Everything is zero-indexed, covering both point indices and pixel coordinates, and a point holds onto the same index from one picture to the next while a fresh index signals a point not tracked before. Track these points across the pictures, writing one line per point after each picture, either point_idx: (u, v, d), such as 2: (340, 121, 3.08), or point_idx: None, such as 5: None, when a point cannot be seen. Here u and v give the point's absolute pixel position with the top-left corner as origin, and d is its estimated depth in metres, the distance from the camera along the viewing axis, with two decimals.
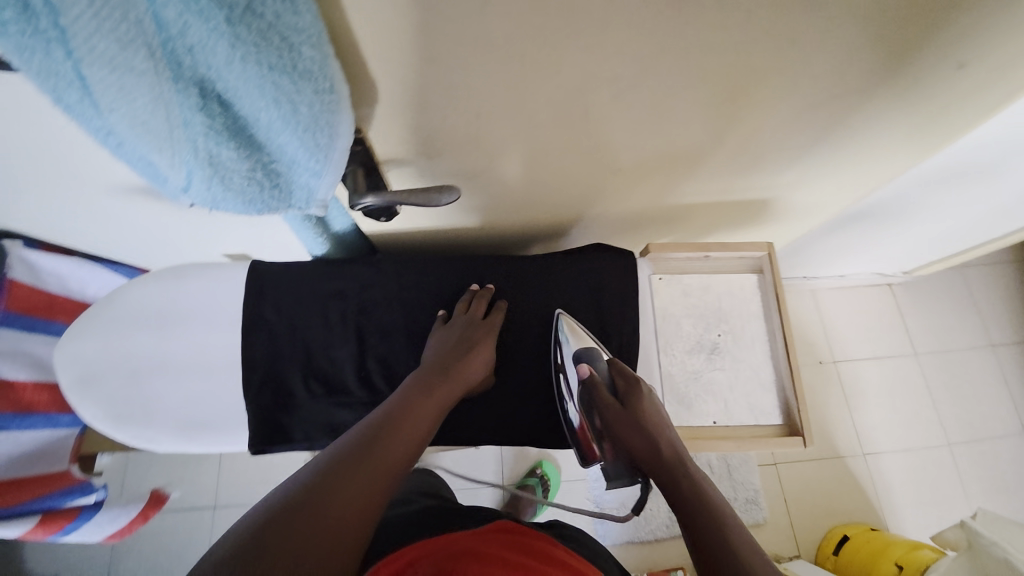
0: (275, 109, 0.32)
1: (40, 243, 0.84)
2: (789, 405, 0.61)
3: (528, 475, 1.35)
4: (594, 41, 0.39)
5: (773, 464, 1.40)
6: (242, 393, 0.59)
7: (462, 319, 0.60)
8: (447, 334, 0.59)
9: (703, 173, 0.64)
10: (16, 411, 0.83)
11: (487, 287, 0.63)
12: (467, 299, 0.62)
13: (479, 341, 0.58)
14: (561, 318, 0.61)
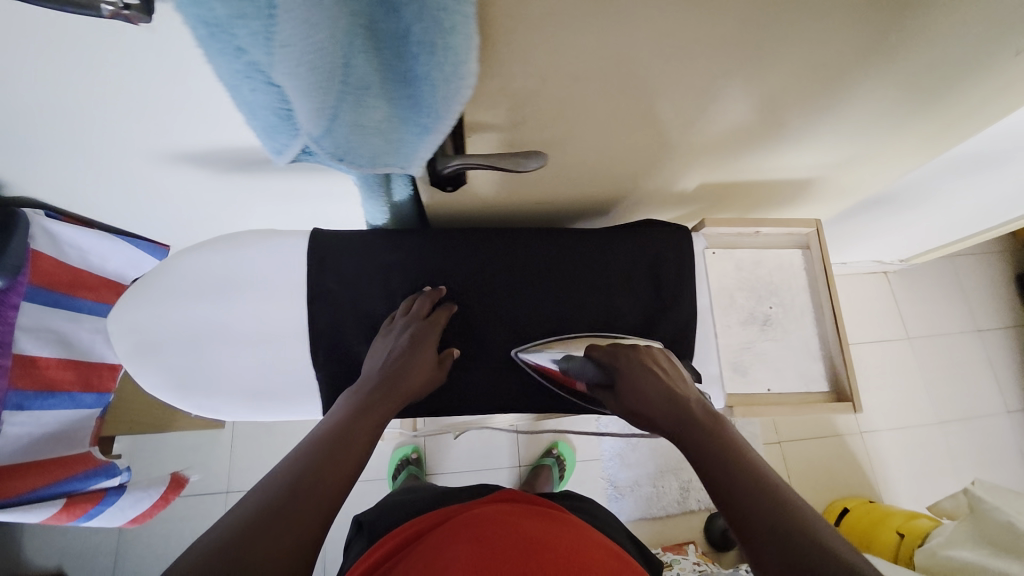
0: (420, 54, 0.31)
1: (61, 214, 0.82)
2: (837, 373, 0.64)
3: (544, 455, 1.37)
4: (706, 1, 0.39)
5: (778, 443, 1.45)
6: (310, 362, 0.60)
7: (404, 325, 0.58)
8: (390, 344, 0.57)
9: (756, 150, 0.65)
10: (40, 389, 0.79)
11: (435, 289, 0.61)
12: (406, 302, 0.61)
13: (418, 344, 0.57)
14: (521, 356, 0.62)
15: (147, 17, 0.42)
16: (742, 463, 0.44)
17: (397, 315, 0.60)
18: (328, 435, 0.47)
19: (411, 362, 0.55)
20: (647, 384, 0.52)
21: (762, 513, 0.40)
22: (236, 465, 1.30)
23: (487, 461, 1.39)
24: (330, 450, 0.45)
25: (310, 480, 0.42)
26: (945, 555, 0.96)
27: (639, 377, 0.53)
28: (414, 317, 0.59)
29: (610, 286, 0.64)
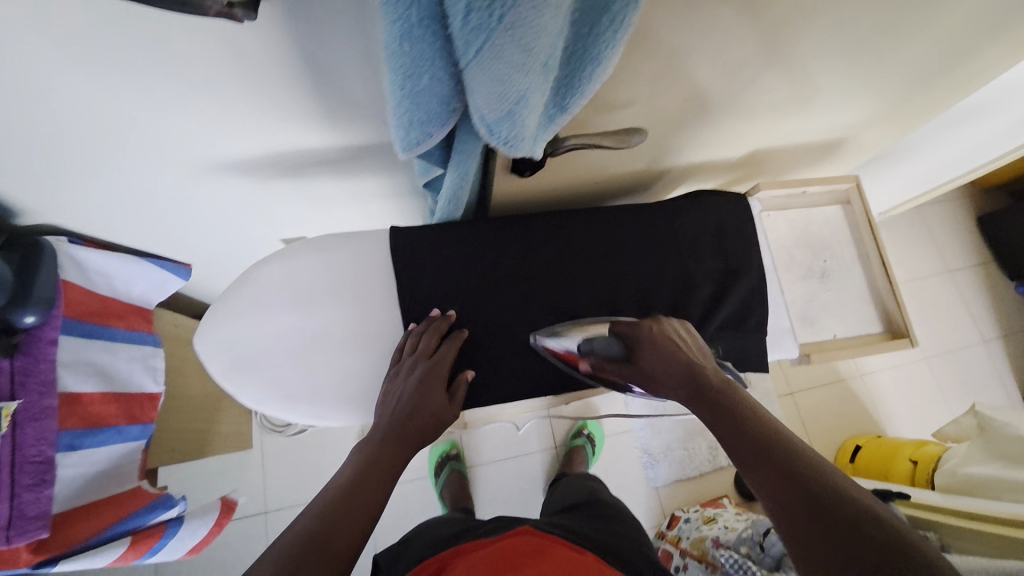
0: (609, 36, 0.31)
1: (82, 239, 0.78)
2: (890, 315, 0.70)
3: (575, 436, 1.38)
4: None
5: (790, 394, 1.55)
6: None
7: (411, 365, 0.57)
8: (400, 386, 0.56)
9: (803, 119, 0.69)
10: (88, 426, 0.73)
11: (444, 318, 0.60)
12: (412, 335, 0.59)
13: (425, 380, 0.56)
14: (540, 340, 0.62)
15: (248, 13, 0.41)
16: (750, 421, 0.44)
17: (404, 351, 0.58)
18: (344, 485, 0.47)
19: (421, 404, 0.55)
20: (663, 354, 0.53)
21: (771, 470, 0.40)
22: (272, 483, 1.27)
23: (523, 445, 1.41)
24: (341, 504, 0.45)
25: (322, 539, 0.42)
26: (964, 473, 1.08)
27: (653, 351, 0.54)
28: (420, 355, 0.57)
29: (683, 254, 0.66)
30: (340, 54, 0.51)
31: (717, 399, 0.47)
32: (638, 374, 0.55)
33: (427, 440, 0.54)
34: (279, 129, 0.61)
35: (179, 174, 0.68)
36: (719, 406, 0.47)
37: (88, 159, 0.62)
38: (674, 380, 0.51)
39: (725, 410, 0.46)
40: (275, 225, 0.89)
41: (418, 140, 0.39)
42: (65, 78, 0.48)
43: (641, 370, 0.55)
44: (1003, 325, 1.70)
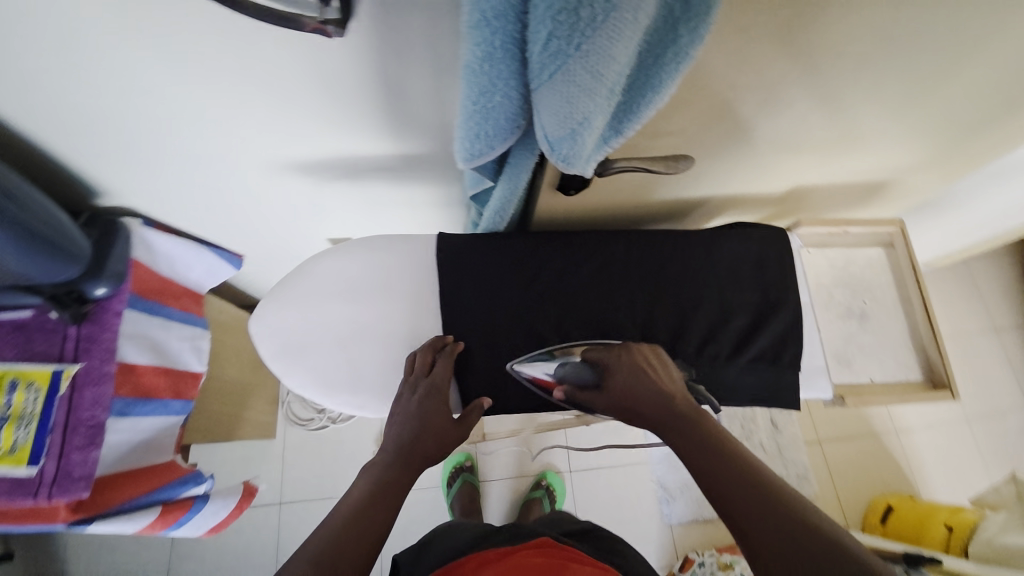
0: (672, 66, 0.33)
1: (154, 222, 0.84)
2: (931, 364, 0.68)
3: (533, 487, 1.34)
4: (865, 27, 0.44)
5: (818, 443, 1.48)
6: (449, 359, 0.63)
7: (412, 385, 0.58)
8: (403, 403, 0.57)
9: (848, 161, 0.70)
10: (138, 396, 0.78)
11: (442, 339, 0.62)
12: (409, 360, 0.61)
13: (426, 397, 0.57)
14: (516, 369, 0.63)
15: (340, 29, 0.45)
16: (718, 453, 0.43)
17: (404, 376, 0.61)
18: (353, 503, 0.47)
19: (422, 420, 0.55)
20: (629, 384, 0.52)
21: (742, 508, 0.39)
22: (289, 475, 1.30)
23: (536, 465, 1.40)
24: (352, 522, 0.45)
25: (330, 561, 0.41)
26: (1001, 543, 1.02)
27: (618, 383, 0.53)
28: (418, 374, 0.59)
29: (720, 283, 0.67)
30: (411, 69, 0.55)
31: (685, 430, 0.47)
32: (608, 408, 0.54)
33: (432, 460, 0.54)
34: (344, 135, 0.66)
35: (246, 170, 0.73)
36: (687, 437, 0.46)
37: (172, 150, 0.68)
38: (641, 410, 0.50)
39: (694, 441, 0.45)
40: (324, 224, 0.94)
41: (480, 151, 0.42)
42: (168, 76, 0.54)
43: (609, 403, 0.53)
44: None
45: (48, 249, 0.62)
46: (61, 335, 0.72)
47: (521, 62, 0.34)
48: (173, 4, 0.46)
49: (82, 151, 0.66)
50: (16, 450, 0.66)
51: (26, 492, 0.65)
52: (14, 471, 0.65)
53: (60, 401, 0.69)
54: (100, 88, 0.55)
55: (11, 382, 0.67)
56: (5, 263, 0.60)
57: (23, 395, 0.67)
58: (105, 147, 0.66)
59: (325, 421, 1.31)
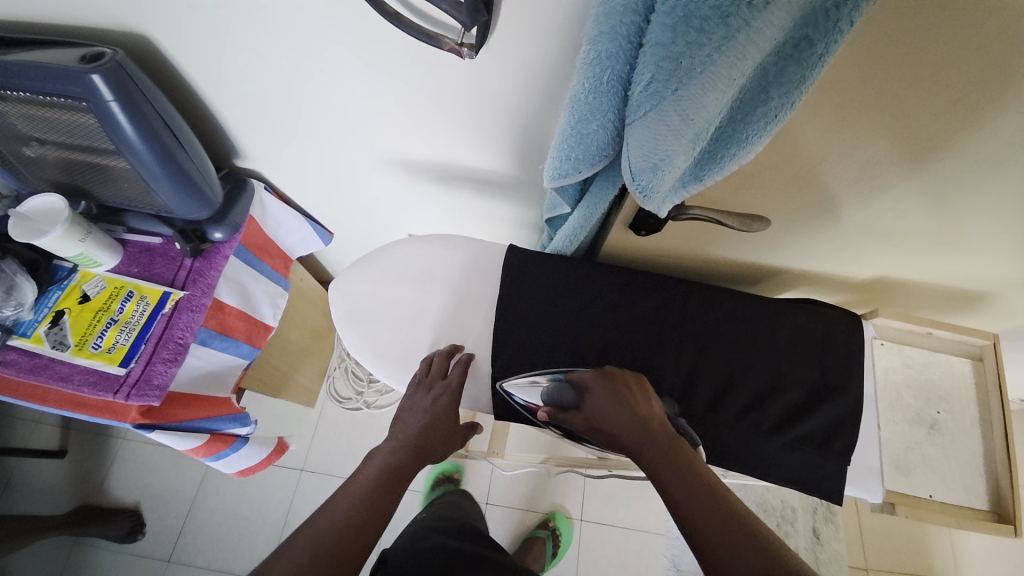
0: (761, 125, 0.35)
1: (272, 188, 0.97)
2: (1000, 495, 0.61)
3: (540, 525, 1.32)
4: (973, 128, 0.43)
5: (864, 569, 1.21)
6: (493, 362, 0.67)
7: (428, 385, 0.63)
8: (418, 403, 0.62)
9: (944, 260, 0.66)
10: (220, 330, 0.88)
11: (461, 351, 0.66)
12: (427, 361, 0.66)
13: (441, 400, 0.62)
14: (507, 387, 0.64)
15: (473, 53, 0.52)
16: (698, 493, 0.43)
17: (420, 374, 0.65)
18: (362, 487, 0.52)
19: (434, 422, 0.60)
20: (606, 411, 0.52)
21: (719, 550, 0.39)
22: (317, 444, 1.37)
23: (546, 504, 1.37)
24: (363, 508, 0.50)
25: (331, 545, 0.46)
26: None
27: (596, 408, 0.53)
28: (434, 377, 0.64)
29: (776, 352, 0.65)
30: (516, 96, 0.61)
31: (662, 459, 0.47)
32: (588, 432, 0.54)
33: (436, 453, 0.61)
34: (446, 142, 0.74)
35: (357, 157, 0.83)
36: (667, 471, 0.46)
37: (302, 128, 0.79)
38: (619, 439, 0.51)
39: (674, 476, 0.45)
40: (408, 219, 1.02)
41: (567, 171, 0.46)
42: (317, 68, 0.65)
43: (590, 428, 0.54)
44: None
45: (188, 185, 0.74)
46: (178, 264, 0.83)
47: (622, 101, 0.38)
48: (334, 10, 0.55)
49: (239, 117, 0.79)
50: (114, 350, 0.75)
51: (107, 389, 0.72)
52: (105, 367, 0.73)
53: (162, 317, 0.78)
54: (268, 70, 0.67)
55: (129, 292, 0.79)
56: (158, 190, 0.73)
57: (134, 306, 0.79)
58: (257, 117, 0.78)
59: (360, 404, 1.38)
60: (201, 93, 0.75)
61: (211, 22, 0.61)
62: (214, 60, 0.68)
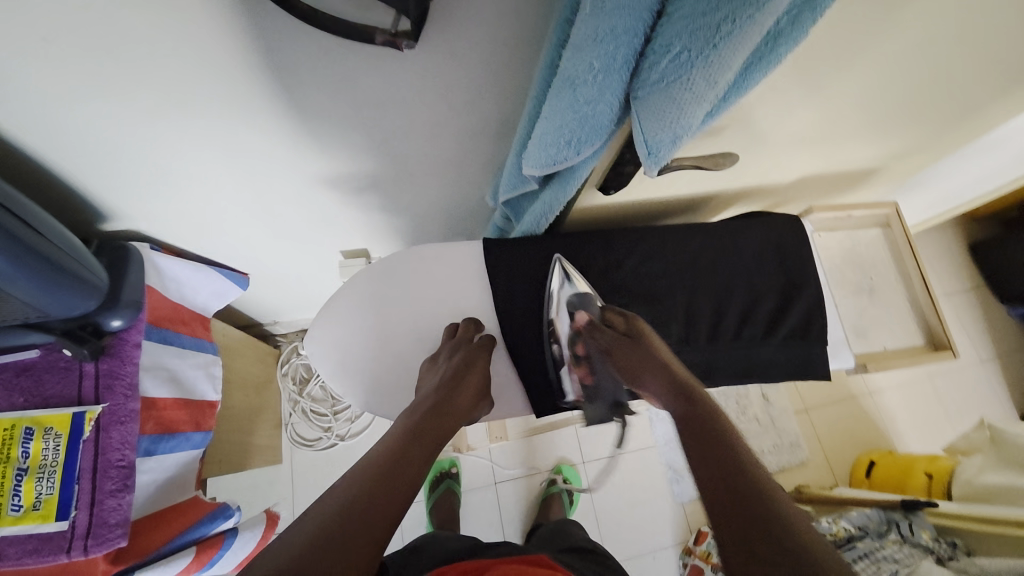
0: (763, 70, 0.35)
1: (160, 247, 0.80)
2: (932, 330, 0.81)
3: (551, 482, 1.36)
4: (899, 47, 0.48)
5: (805, 410, 1.44)
6: (507, 362, 0.70)
7: (451, 349, 0.64)
8: (442, 367, 0.63)
9: (856, 157, 0.74)
10: (162, 431, 0.73)
11: (474, 322, 0.67)
12: (451, 328, 0.67)
13: (464, 361, 0.63)
14: (558, 262, 0.66)
15: (410, 41, 0.45)
16: (728, 446, 0.45)
17: (445, 340, 0.66)
18: (391, 444, 0.51)
19: (464, 377, 0.61)
20: (651, 349, 0.60)
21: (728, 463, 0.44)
22: (302, 497, 1.26)
23: (547, 461, 1.42)
24: (388, 468, 0.48)
25: (367, 498, 0.44)
26: (981, 482, 1.01)
27: (643, 342, 0.61)
28: (461, 340, 0.65)
29: (748, 270, 0.71)
30: (456, 85, 0.55)
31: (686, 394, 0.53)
32: (620, 356, 0.61)
33: (464, 413, 0.59)
34: (375, 147, 0.65)
35: (267, 187, 0.71)
36: (698, 421, 0.49)
37: (189, 169, 0.65)
38: (652, 373, 0.57)
39: (705, 426, 0.48)
40: (337, 237, 0.91)
41: (564, 157, 0.43)
42: (198, 94, 0.52)
43: (626, 355, 0.61)
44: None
45: (61, 278, 0.57)
46: (77, 373, 0.66)
47: (630, 74, 0.35)
48: (207, 14, 0.43)
49: (101, 173, 0.62)
50: (42, 504, 0.60)
51: (57, 549, 0.59)
52: (42, 528, 0.60)
53: (86, 445, 0.63)
54: (135, 108, 0.53)
55: (26, 430, 0.62)
56: (19, 298, 0.56)
57: (42, 443, 0.62)
58: (127, 170, 0.62)
59: (333, 439, 1.28)
60: (39, 155, 0.57)
61: (38, 62, 0.45)
62: (42, 110, 0.51)
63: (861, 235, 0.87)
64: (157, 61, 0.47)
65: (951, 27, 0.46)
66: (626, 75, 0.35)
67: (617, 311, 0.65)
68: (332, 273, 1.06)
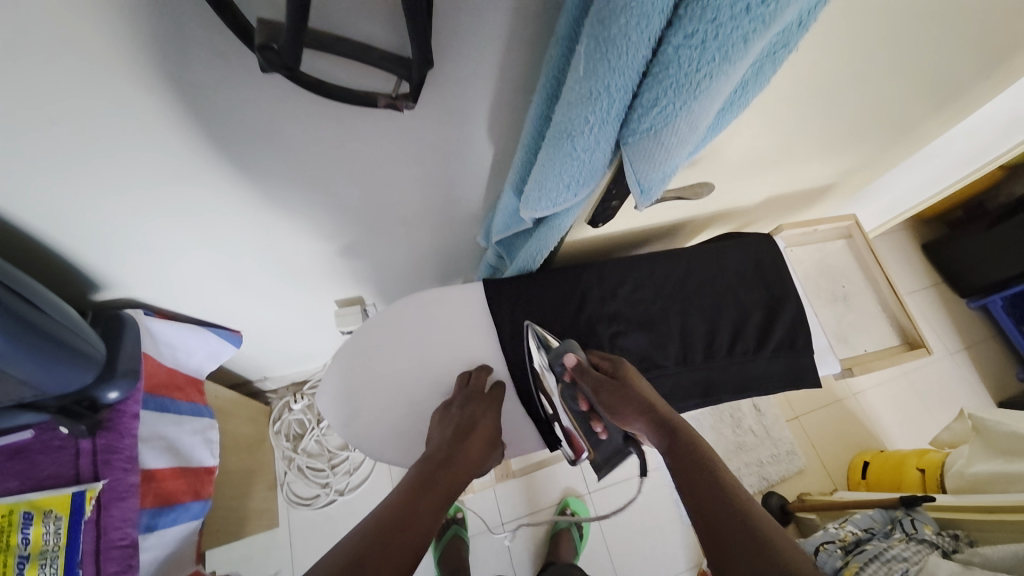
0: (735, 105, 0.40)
1: (154, 311, 0.81)
2: (905, 328, 0.87)
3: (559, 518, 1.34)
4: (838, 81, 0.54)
5: (796, 418, 1.48)
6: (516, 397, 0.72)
7: (464, 398, 0.66)
8: (455, 415, 0.64)
9: (813, 177, 0.82)
10: (162, 504, 0.70)
11: (483, 367, 0.70)
12: (464, 376, 0.69)
13: (476, 410, 0.64)
14: (532, 326, 0.68)
15: (411, 102, 0.45)
16: (717, 492, 0.46)
17: (458, 388, 0.68)
18: (403, 495, 0.52)
19: (474, 426, 0.62)
20: (633, 390, 0.57)
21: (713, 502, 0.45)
22: (302, 562, 1.19)
23: (552, 495, 1.40)
24: (401, 518, 0.48)
25: (382, 547, 0.45)
26: (972, 472, 1.05)
27: (626, 384, 0.58)
28: (474, 389, 0.67)
29: (732, 288, 0.76)
30: (450, 140, 0.59)
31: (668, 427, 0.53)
32: (605, 401, 0.59)
33: (473, 466, 0.60)
34: (371, 200, 0.68)
35: (263, 244, 0.73)
36: (685, 468, 0.49)
37: (188, 237, 0.66)
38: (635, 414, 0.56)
39: (692, 473, 0.48)
40: (332, 287, 0.92)
41: (563, 200, 0.48)
42: (203, 163, 0.54)
43: (610, 401, 0.58)
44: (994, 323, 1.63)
45: (61, 353, 0.56)
46: (73, 452, 0.64)
47: (620, 124, 0.40)
48: (217, 93, 0.46)
49: (100, 246, 0.63)
50: None
51: None
52: None
53: (88, 526, 0.61)
54: (140, 183, 0.54)
55: (23, 515, 0.58)
56: (17, 376, 0.54)
57: (41, 528, 0.58)
58: (124, 239, 0.62)
59: (332, 495, 1.24)
60: (34, 229, 0.57)
61: (45, 147, 0.46)
62: (44, 192, 0.52)
63: (828, 247, 0.94)
64: (165, 137, 0.49)
65: (881, 62, 0.53)
66: (617, 125, 0.39)
67: (604, 355, 0.64)
68: (325, 322, 1.06)
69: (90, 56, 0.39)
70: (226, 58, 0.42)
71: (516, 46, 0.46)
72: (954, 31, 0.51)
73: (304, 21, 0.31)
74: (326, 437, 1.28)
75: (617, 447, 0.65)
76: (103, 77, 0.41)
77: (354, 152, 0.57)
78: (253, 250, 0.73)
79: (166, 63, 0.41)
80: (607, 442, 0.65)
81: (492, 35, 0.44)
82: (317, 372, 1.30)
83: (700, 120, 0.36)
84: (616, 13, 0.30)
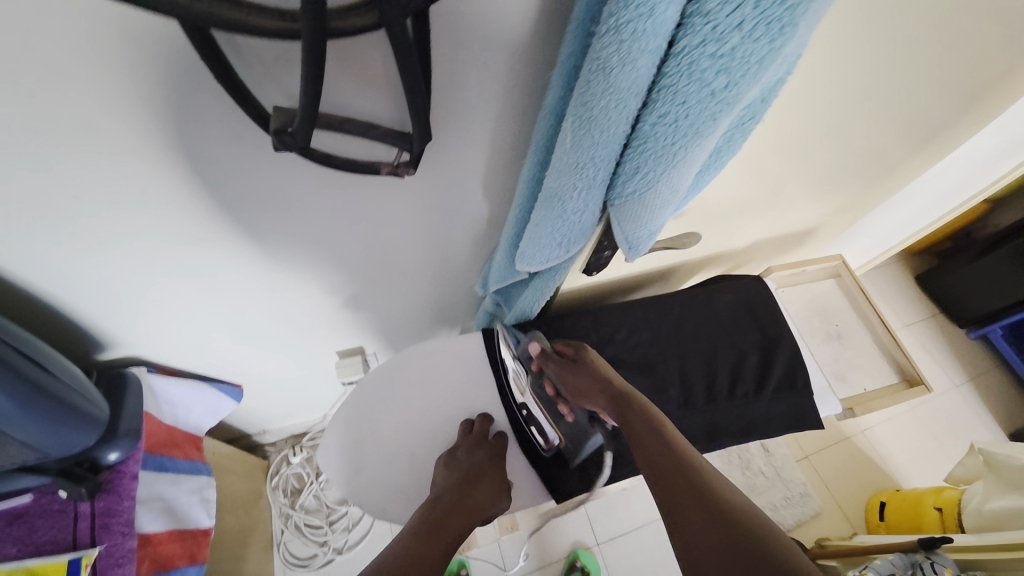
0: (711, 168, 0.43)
1: (157, 367, 0.82)
2: (902, 365, 0.88)
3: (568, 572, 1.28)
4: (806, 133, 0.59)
5: (806, 457, 1.45)
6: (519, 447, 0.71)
7: (469, 445, 0.66)
8: (461, 460, 0.64)
9: (797, 221, 0.85)
10: (157, 570, 0.69)
11: (484, 418, 0.70)
12: (467, 423, 0.70)
13: (480, 455, 0.64)
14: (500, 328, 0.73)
15: (412, 169, 0.48)
16: (715, 514, 0.41)
17: (463, 435, 0.68)
18: (408, 540, 0.50)
19: (480, 474, 0.62)
20: (594, 372, 0.62)
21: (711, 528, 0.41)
22: None
23: (562, 547, 1.34)
24: (405, 563, 0.47)
25: None
26: (988, 509, 1.03)
27: (589, 365, 0.63)
28: (478, 437, 0.67)
29: (727, 330, 0.77)
30: (448, 200, 0.63)
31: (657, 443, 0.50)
32: (568, 381, 0.64)
33: (478, 513, 0.58)
34: (373, 255, 0.71)
35: (269, 299, 0.75)
36: (680, 489, 0.45)
37: (196, 294, 0.68)
38: (606, 404, 0.59)
39: (689, 494, 0.44)
40: (334, 339, 0.93)
41: (558, 254, 0.51)
42: (215, 227, 0.57)
43: (572, 381, 0.64)
44: (997, 354, 1.63)
45: (65, 414, 0.57)
46: (71, 516, 0.63)
47: (607, 188, 0.43)
48: (232, 166, 0.49)
49: (110, 306, 0.65)
50: None
51: None
52: None
53: None
54: (153, 247, 0.57)
55: None
56: (20, 439, 0.54)
57: None
58: (134, 299, 0.65)
59: (331, 554, 1.19)
60: (49, 293, 0.59)
61: (68, 217, 0.49)
62: (61, 258, 0.54)
63: (818, 286, 0.97)
64: (180, 205, 0.52)
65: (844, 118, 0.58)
66: (603, 188, 0.42)
67: (567, 341, 0.69)
68: (327, 373, 1.06)
69: (115, 138, 0.42)
70: (243, 137, 0.46)
71: (507, 117, 0.51)
72: (910, 89, 0.55)
73: (317, 112, 0.34)
74: (325, 491, 1.25)
75: (584, 429, 0.69)
76: (127, 156, 0.44)
77: (359, 214, 0.61)
78: (258, 304, 0.75)
79: (186, 142, 0.45)
80: (574, 424, 0.69)
81: (486, 109, 0.49)
82: (317, 424, 1.29)
83: (678, 181, 0.39)
84: (597, 97, 0.33)
